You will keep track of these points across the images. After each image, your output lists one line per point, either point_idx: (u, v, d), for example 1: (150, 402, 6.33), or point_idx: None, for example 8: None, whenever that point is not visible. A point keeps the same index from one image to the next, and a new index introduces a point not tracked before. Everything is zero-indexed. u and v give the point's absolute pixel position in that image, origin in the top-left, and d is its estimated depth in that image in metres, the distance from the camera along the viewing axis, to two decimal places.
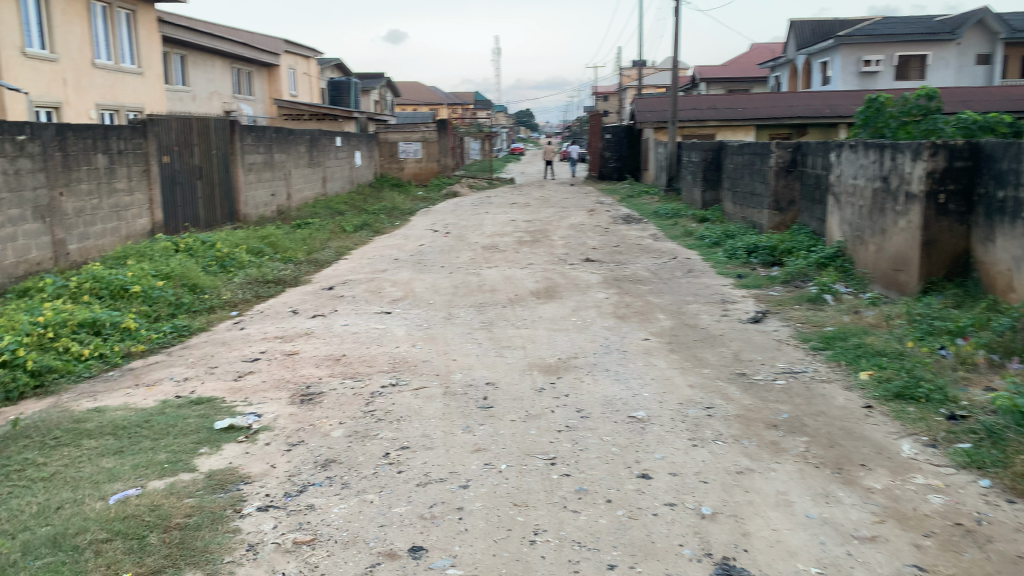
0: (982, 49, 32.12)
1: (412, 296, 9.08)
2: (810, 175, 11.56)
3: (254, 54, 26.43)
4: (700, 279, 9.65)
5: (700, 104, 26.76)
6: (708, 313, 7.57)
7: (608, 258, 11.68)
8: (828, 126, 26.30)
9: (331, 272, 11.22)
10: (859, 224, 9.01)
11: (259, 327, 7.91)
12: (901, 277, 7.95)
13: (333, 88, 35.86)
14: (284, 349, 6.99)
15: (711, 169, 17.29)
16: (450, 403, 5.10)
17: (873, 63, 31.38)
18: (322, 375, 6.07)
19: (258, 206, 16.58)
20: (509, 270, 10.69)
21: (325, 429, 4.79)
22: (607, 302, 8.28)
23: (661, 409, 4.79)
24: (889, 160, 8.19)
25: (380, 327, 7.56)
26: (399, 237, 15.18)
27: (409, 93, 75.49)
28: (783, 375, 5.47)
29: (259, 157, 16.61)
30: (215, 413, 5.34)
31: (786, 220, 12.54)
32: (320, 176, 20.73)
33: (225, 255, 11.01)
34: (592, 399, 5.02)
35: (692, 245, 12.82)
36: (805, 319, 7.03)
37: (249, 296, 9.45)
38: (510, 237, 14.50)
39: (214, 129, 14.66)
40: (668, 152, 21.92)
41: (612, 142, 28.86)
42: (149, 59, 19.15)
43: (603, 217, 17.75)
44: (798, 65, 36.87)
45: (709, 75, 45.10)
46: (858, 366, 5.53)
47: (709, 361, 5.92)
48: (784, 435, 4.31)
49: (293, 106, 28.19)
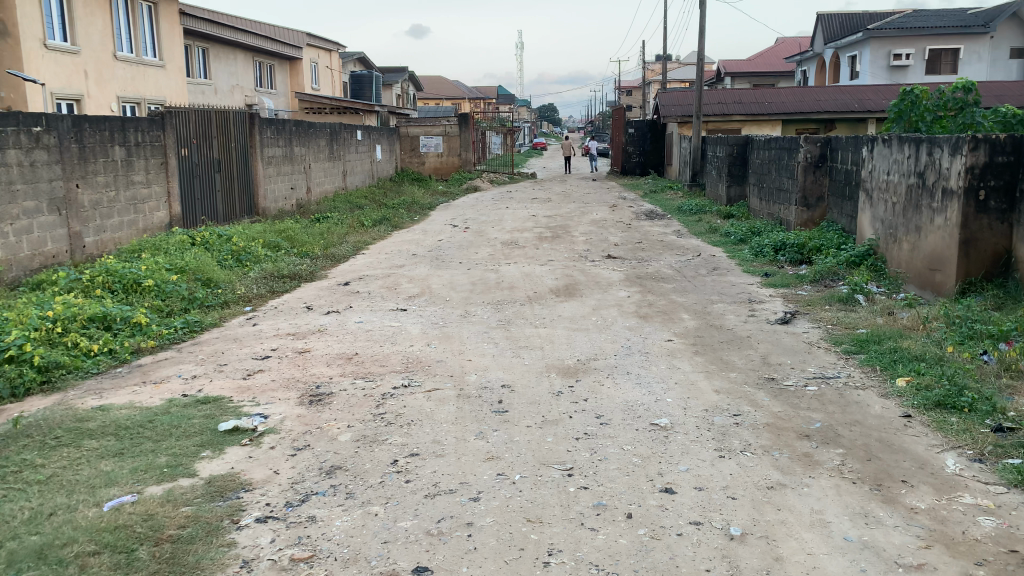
0: (1016, 42, 31.33)
1: (429, 293, 8.88)
2: (840, 170, 11.21)
3: (277, 47, 26.37)
4: (726, 278, 9.36)
5: (725, 98, 26.32)
6: (734, 313, 7.29)
7: (630, 254, 11.41)
8: (856, 121, 25.75)
9: (348, 267, 11.05)
10: (892, 221, 8.66)
11: (272, 324, 7.75)
12: (937, 277, 7.61)
13: (355, 81, 35.78)
14: (296, 346, 6.82)
15: (737, 165, 16.93)
16: (463, 406, 4.88)
17: (903, 57, 30.72)
18: (333, 374, 5.88)
19: (278, 200, 16.48)
20: (529, 267, 10.46)
21: (332, 433, 4.60)
22: (629, 301, 8.02)
23: (685, 416, 4.53)
24: (925, 154, 7.84)
25: (395, 324, 7.36)
26: (418, 232, 14.99)
27: (432, 88, 75.44)
28: (815, 381, 5.18)
29: (279, 151, 16.50)
30: (221, 413, 5.17)
31: (814, 217, 12.20)
32: (341, 170, 20.60)
33: (241, 249, 10.88)
34: (612, 404, 4.78)
35: (717, 242, 12.49)
36: (836, 321, 6.72)
37: (264, 291, 9.29)
38: (530, 232, 14.26)
39: (233, 122, 14.53)
40: (692, 147, 21.56)
41: (635, 136, 28.41)
42: (171, 52, 19.10)
43: (625, 213, 17.45)
44: (826, 59, 36.21)
45: (735, 70, 44.53)
46: (894, 371, 5.23)
47: (736, 364, 5.65)
48: (817, 446, 4.04)
49: (315, 100, 28.13)
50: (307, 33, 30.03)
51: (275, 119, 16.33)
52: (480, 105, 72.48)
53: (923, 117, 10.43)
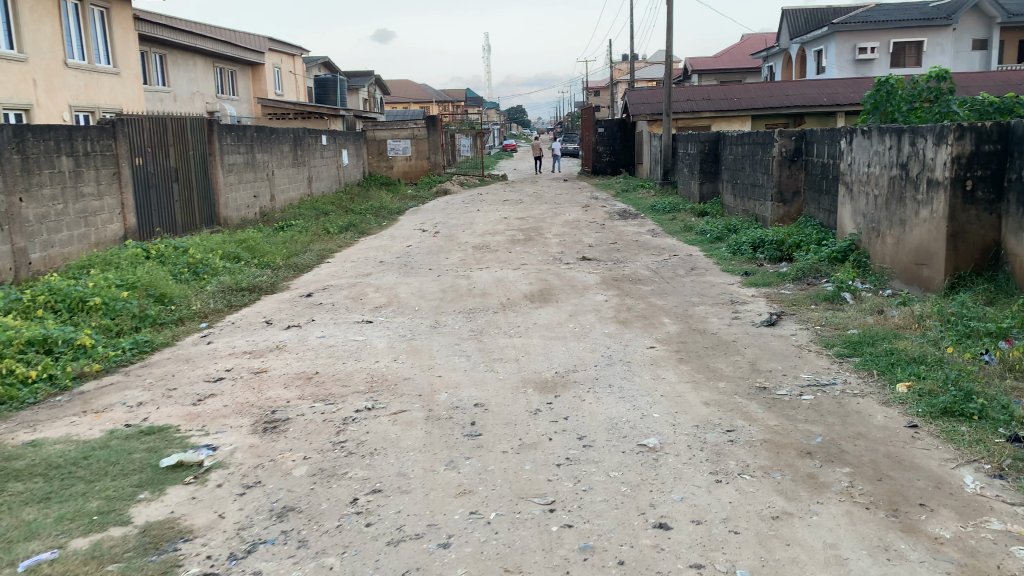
0: (978, 34, 31.58)
1: (396, 302, 8.43)
2: (816, 164, 10.96)
3: (237, 52, 25.70)
4: (706, 278, 9.03)
5: (694, 95, 26.13)
6: (718, 316, 6.92)
7: (605, 256, 11.04)
8: (825, 114, 25.74)
9: (311, 277, 10.55)
10: (874, 215, 8.38)
11: (228, 341, 7.26)
12: (925, 272, 7.33)
13: (319, 85, 35.05)
14: (252, 366, 6.35)
15: (709, 161, 16.66)
16: (431, 430, 4.46)
17: (868, 51, 30.80)
18: (290, 398, 5.41)
19: (240, 208, 15.90)
20: (501, 271, 10.06)
21: (286, 466, 4.15)
22: (607, 306, 7.63)
23: (675, 434, 4.15)
24: (908, 145, 7.55)
25: (359, 338, 6.90)
26: (386, 238, 14.52)
27: (399, 92, 74.87)
28: (810, 390, 4.82)
29: (240, 158, 15.92)
30: (166, 445, 4.69)
31: (791, 212, 11.94)
32: (305, 177, 20.03)
33: (198, 261, 10.34)
34: (594, 423, 4.38)
35: (693, 241, 12.19)
36: (825, 321, 6.39)
37: (221, 306, 8.78)
38: (502, 235, 13.86)
39: (190, 128, 13.97)
40: (663, 145, 21.32)
41: (605, 136, 28.23)
42: (125, 59, 18.42)
43: (598, 213, 17.11)
44: (792, 54, 36.28)
45: (701, 67, 44.60)
46: (893, 376, 4.90)
47: (724, 372, 5.28)
48: (822, 465, 3.67)
49: (278, 105, 27.47)
50: (268, 38, 29.41)
51: (235, 126, 15.76)
52: (447, 107, 71.70)
53: (899, 108, 10.17)
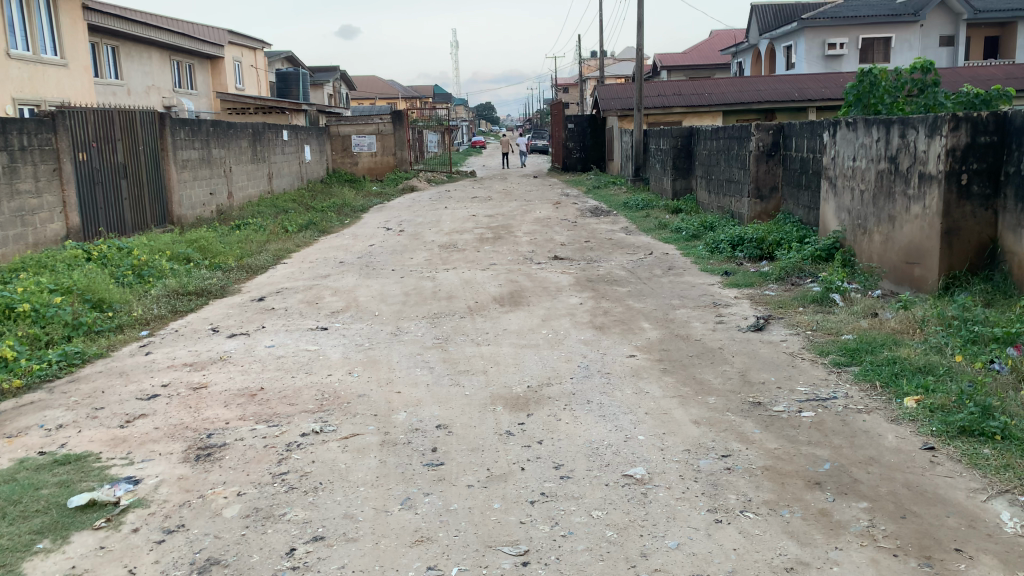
0: (945, 30, 31.61)
1: (355, 307, 7.83)
2: (796, 158, 10.57)
3: (196, 45, 24.79)
4: (684, 278, 8.57)
5: (665, 90, 25.80)
6: (701, 320, 6.44)
7: (578, 255, 10.55)
8: (796, 110, 25.49)
9: (265, 280, 9.91)
10: (860, 211, 7.99)
11: (169, 352, 6.62)
12: (917, 271, 6.92)
13: (282, 79, 34.03)
14: (191, 381, 5.73)
15: (682, 157, 16.25)
16: (386, 459, 3.91)
17: (837, 47, 30.71)
18: (229, 419, 4.82)
19: (195, 206, 15.14)
20: (469, 272, 9.51)
21: (216, 505, 3.57)
22: (581, 309, 7.11)
23: (664, 462, 3.64)
24: (898, 137, 7.15)
25: (312, 348, 6.30)
26: (348, 237, 13.88)
27: (365, 87, 73.91)
28: (810, 405, 4.34)
29: (195, 153, 15.14)
30: (80, 478, 4.06)
31: (768, 209, 11.55)
32: (266, 173, 19.25)
33: (143, 263, 9.63)
34: (572, 448, 3.86)
35: (668, 238, 11.74)
36: (816, 326, 5.94)
37: (165, 312, 8.11)
38: (470, 234, 13.31)
39: (140, 123, 13.20)
40: (634, 141, 20.89)
41: (575, 132, 27.77)
42: (74, 50, 17.51)
43: (569, 210, 16.62)
44: (761, 50, 36.15)
45: (670, 63, 44.39)
46: (897, 389, 4.45)
47: (713, 385, 4.79)
48: (835, 499, 3.20)
49: (238, 100, 26.56)
50: (228, 31, 28.50)
51: (189, 119, 14.97)
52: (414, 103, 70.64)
53: (882, 100, 9.71)
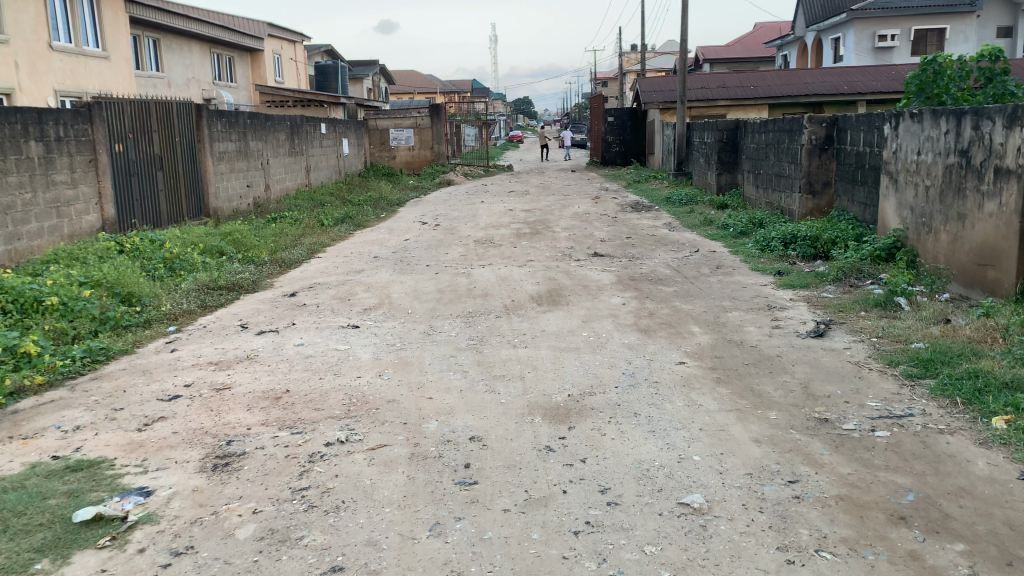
0: (1002, 21, 30.41)
1: (388, 304, 7.54)
2: (851, 153, 10.03)
3: (236, 38, 24.80)
4: (733, 278, 8.13)
5: (709, 83, 25.16)
6: (754, 324, 6.00)
7: (619, 252, 10.15)
8: (845, 103, 24.66)
9: (298, 274, 9.68)
10: (925, 209, 7.47)
11: (195, 350, 6.38)
12: (990, 273, 6.39)
13: (320, 72, 33.97)
14: (215, 382, 5.46)
15: (727, 151, 15.71)
16: (415, 475, 3.58)
17: (888, 39, 29.73)
18: (251, 424, 4.54)
19: (232, 198, 15.02)
20: (506, 269, 9.17)
21: (229, 524, 3.27)
22: (625, 311, 6.71)
23: (724, 488, 3.25)
24: (970, 129, 6.63)
25: (341, 348, 6.00)
26: (383, 231, 13.64)
27: (404, 81, 74.10)
28: (884, 424, 3.90)
29: (232, 145, 15.01)
30: (91, 487, 3.78)
31: (820, 205, 11.00)
32: (303, 166, 19.12)
33: (175, 256, 9.44)
34: (619, 469, 3.49)
35: (714, 235, 11.27)
36: (882, 333, 5.47)
37: (195, 306, 7.89)
38: (508, 229, 12.96)
39: (177, 114, 13.08)
40: (677, 134, 20.35)
41: (615, 125, 27.26)
42: (115, 42, 17.50)
43: (609, 205, 16.18)
44: (807, 43, 35.19)
45: (713, 56, 43.57)
46: (982, 407, 3.98)
47: (773, 399, 4.37)
48: (925, 538, 2.79)
49: (277, 93, 26.52)
50: (268, 24, 28.50)
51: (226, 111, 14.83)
52: (453, 96, 70.44)
53: (948, 89, 9.12)
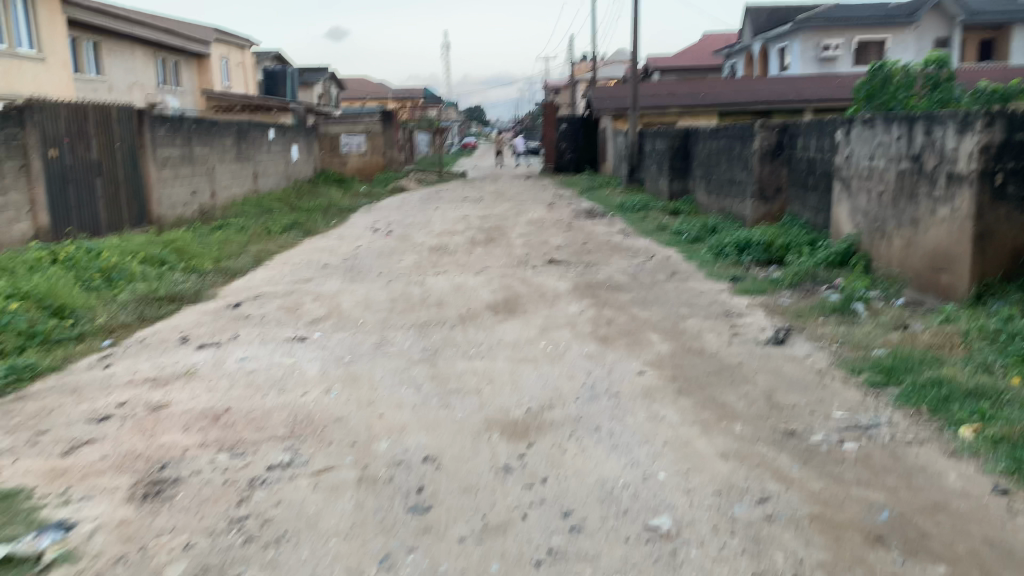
0: (939, 33, 30.94)
1: (337, 314, 7.25)
2: (802, 159, 10.06)
3: (181, 41, 24.12)
4: (689, 284, 8.04)
5: (660, 91, 25.36)
6: (714, 332, 5.88)
7: (575, 258, 10.01)
8: (793, 111, 24.99)
9: (244, 284, 9.31)
10: (878, 214, 7.46)
11: (131, 365, 6.01)
12: (944, 279, 6.38)
13: (269, 77, 33.33)
14: (151, 400, 5.12)
15: (679, 157, 15.74)
16: (363, 501, 3.34)
17: (832, 49, 30.35)
18: (188, 446, 4.23)
19: (176, 206, 14.50)
20: (460, 277, 8.94)
21: (158, 561, 2.99)
22: (583, 319, 6.54)
23: (692, 509, 3.09)
24: (922, 134, 6.63)
25: (287, 362, 5.71)
26: (333, 238, 13.30)
27: (356, 87, 73.42)
28: (852, 436, 3.78)
29: (175, 151, 14.51)
30: (5, 521, 3.44)
31: (773, 211, 11.02)
32: (250, 172, 18.62)
33: (113, 266, 8.99)
34: (582, 490, 3.30)
35: (669, 241, 11.21)
36: (842, 340, 5.40)
37: (132, 319, 7.48)
38: (462, 235, 12.74)
39: (117, 118, 12.55)
40: (629, 141, 20.38)
41: (568, 132, 27.25)
42: (52, 44, 16.81)
43: (564, 211, 16.10)
44: (755, 52, 35.66)
45: (664, 65, 44.02)
46: (948, 416, 3.89)
47: (737, 410, 4.23)
48: (903, 560, 2.67)
49: (224, 98, 25.90)
50: (215, 27, 27.82)
51: (170, 116, 14.33)
52: (404, 103, 69.99)
53: (896, 96, 9.21)
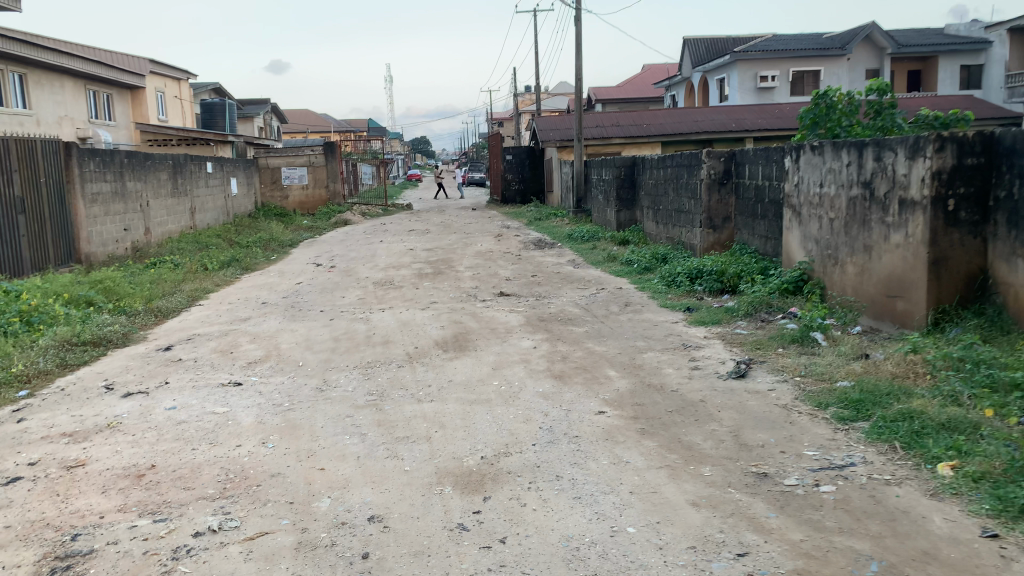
0: (870, 64, 32.05)
1: (276, 356, 6.84)
2: (750, 187, 10.06)
3: (114, 73, 23.38)
4: (644, 316, 7.85)
5: (604, 122, 25.59)
6: (673, 366, 5.67)
7: (525, 290, 9.77)
8: (734, 140, 25.43)
9: (176, 325, 8.79)
10: (829, 240, 7.42)
11: (47, 418, 5.50)
12: (900, 305, 6.30)
13: (206, 110, 32.63)
14: (67, 458, 4.64)
15: (625, 187, 15.73)
16: (302, 572, 2.99)
17: (769, 80, 31.16)
18: (105, 511, 3.80)
19: (106, 243, 13.83)
20: (406, 313, 8.61)
21: None
22: (537, 355, 6.26)
23: (666, 569, 2.83)
24: (873, 160, 6.61)
25: (219, 411, 5.28)
26: (274, 274, 12.82)
27: (297, 119, 72.77)
28: (826, 477, 3.57)
29: (106, 186, 13.87)
30: None
31: (721, 239, 10.97)
32: (187, 208, 17.99)
33: (33, 308, 8.38)
34: (545, 551, 3.01)
35: (619, 271, 11.07)
36: (805, 372, 5.24)
37: (52, 365, 6.92)
38: (408, 269, 12.40)
39: (42, 152, 11.92)
40: (575, 172, 20.38)
41: (513, 163, 27.23)
42: None
43: (512, 242, 15.88)
44: (694, 83, 36.41)
45: (605, 97, 44.65)
46: (924, 451, 3.71)
47: (704, 451, 3.98)
48: None
49: (159, 131, 25.17)
50: (149, 59, 27.10)
51: (100, 149, 13.71)
52: (348, 135, 69.48)
53: (840, 123, 9.27)
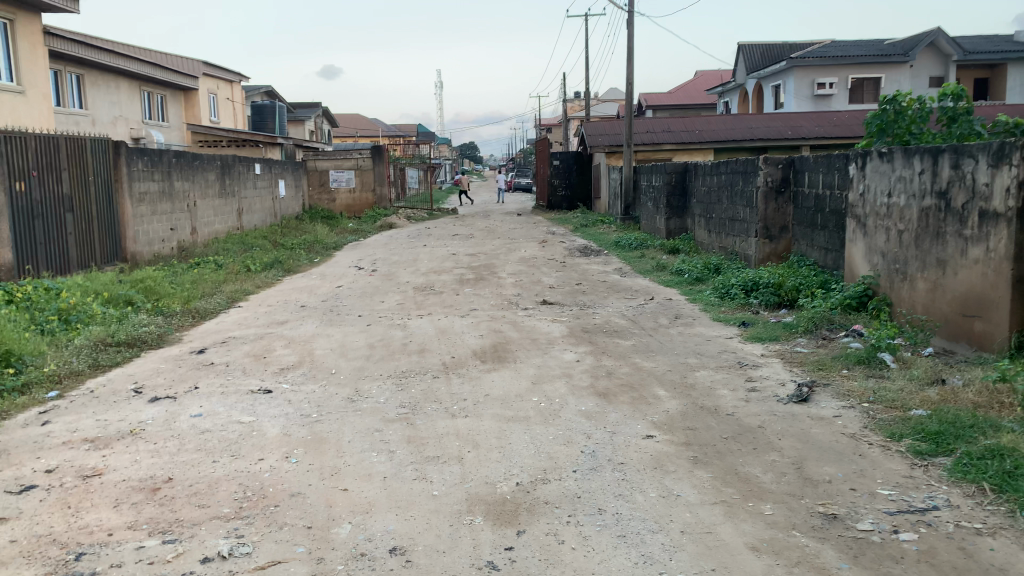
0: (934, 71, 30.84)
1: (309, 363, 6.60)
2: (809, 196, 9.57)
3: (168, 75, 23.70)
4: (695, 330, 7.43)
5: (654, 128, 25.09)
6: (727, 387, 5.25)
7: (569, 299, 9.42)
8: (789, 148, 24.69)
9: (214, 327, 8.64)
10: (897, 253, 6.91)
11: (73, 422, 5.32)
12: (978, 326, 5.79)
13: (258, 112, 33.00)
14: (85, 467, 4.42)
15: (676, 194, 15.25)
16: None
17: (826, 87, 30.17)
18: (115, 528, 3.56)
19: (153, 242, 13.86)
20: (446, 320, 8.32)
21: None
22: (580, 369, 5.90)
23: None
24: (949, 168, 6.11)
25: (245, 421, 5.03)
26: (315, 277, 12.67)
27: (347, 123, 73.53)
28: (907, 523, 3.15)
29: (154, 185, 13.91)
30: None
31: (778, 250, 10.46)
32: (234, 208, 18.04)
33: (72, 307, 8.31)
34: None
35: (669, 281, 10.65)
36: (874, 398, 4.77)
37: (86, 366, 6.78)
38: (450, 274, 12.14)
39: (91, 151, 11.96)
40: (623, 178, 19.94)
41: (561, 169, 26.89)
42: (31, 75, 14.85)
43: (557, 249, 15.52)
44: (748, 89, 35.65)
45: (656, 103, 44.06)
46: (1019, 496, 3.26)
47: (764, 486, 3.58)
48: None
49: (211, 132, 25.44)
50: (204, 62, 27.46)
51: (149, 149, 13.75)
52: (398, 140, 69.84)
53: (910, 131, 8.74)
